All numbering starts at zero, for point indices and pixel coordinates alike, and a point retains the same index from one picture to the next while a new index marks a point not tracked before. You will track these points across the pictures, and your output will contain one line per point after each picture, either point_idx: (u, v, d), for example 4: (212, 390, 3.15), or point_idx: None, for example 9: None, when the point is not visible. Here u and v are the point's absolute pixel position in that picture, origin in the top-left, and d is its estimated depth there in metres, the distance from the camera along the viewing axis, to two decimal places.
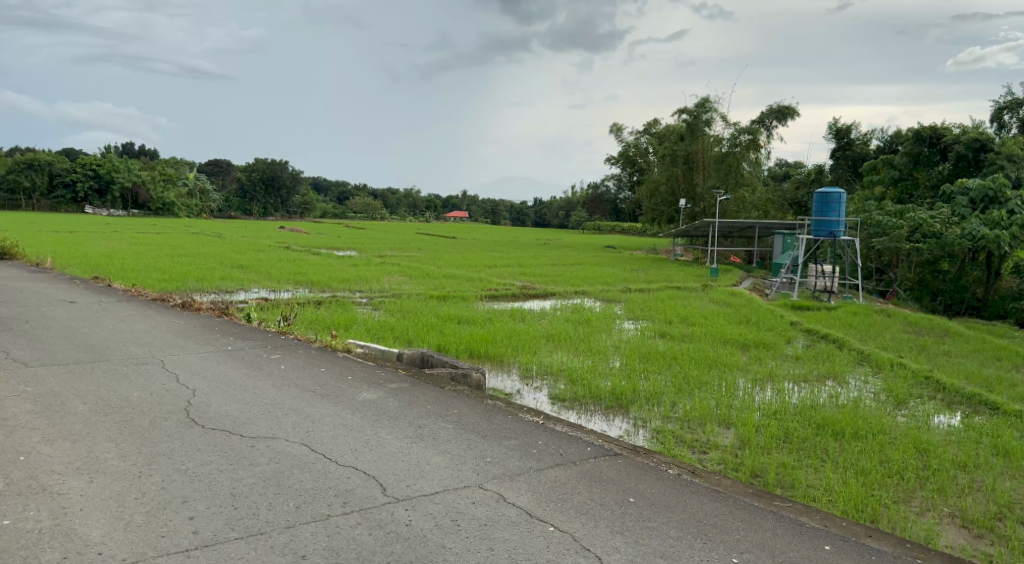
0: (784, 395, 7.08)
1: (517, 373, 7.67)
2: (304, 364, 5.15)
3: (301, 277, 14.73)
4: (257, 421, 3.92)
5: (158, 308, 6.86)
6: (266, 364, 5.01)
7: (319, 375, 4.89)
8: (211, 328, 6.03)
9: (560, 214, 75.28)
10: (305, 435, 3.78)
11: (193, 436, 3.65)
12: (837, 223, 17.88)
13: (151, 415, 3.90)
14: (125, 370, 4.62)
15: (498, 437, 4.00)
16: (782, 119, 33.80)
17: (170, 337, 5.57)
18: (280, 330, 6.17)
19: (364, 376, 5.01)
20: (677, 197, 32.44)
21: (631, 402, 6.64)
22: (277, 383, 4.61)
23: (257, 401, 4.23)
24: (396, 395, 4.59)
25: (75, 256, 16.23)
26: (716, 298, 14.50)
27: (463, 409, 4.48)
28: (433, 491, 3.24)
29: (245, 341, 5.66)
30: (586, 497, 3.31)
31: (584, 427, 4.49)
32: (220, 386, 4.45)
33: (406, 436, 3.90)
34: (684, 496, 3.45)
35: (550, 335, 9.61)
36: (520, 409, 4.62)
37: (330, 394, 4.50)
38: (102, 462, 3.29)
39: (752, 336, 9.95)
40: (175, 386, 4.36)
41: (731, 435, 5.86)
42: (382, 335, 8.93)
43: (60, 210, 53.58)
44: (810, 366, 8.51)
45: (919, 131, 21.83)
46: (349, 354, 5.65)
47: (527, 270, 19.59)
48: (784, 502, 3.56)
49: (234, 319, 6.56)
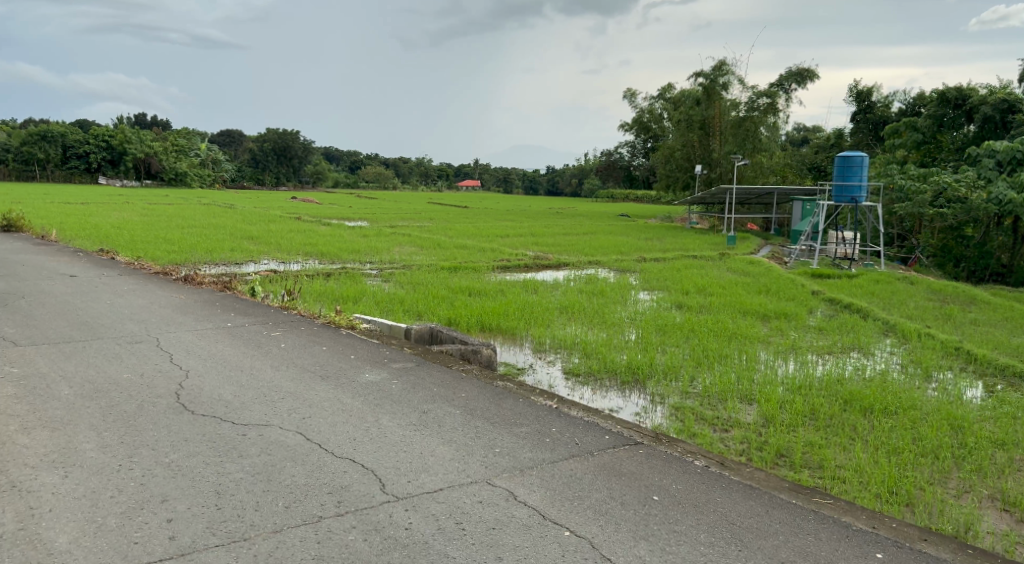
0: (807, 369, 6.82)
1: (529, 347, 7.46)
2: (306, 342, 4.94)
3: (311, 248, 14.53)
4: (251, 406, 3.72)
5: (159, 281, 6.68)
6: (266, 343, 4.80)
7: (321, 354, 4.68)
8: (211, 303, 5.84)
9: (574, 182, 74.53)
10: (300, 422, 3.58)
11: (181, 424, 3.46)
12: (859, 188, 17.37)
13: (138, 399, 3.72)
14: (117, 349, 4.43)
15: (509, 425, 3.78)
16: (801, 82, 33.00)
17: (168, 312, 5.39)
18: (283, 305, 5.97)
19: (368, 354, 4.81)
20: (693, 163, 31.84)
21: (647, 376, 6.42)
22: (276, 364, 4.40)
23: (253, 384, 4.04)
24: (400, 377, 4.38)
25: (84, 228, 16.15)
26: (732, 267, 14.18)
27: (471, 392, 4.26)
28: (436, 487, 3.03)
29: (246, 317, 5.47)
30: (606, 495, 3.09)
31: (601, 411, 4.27)
32: (215, 367, 4.26)
33: (410, 423, 3.69)
34: (713, 492, 3.22)
35: (563, 307, 9.37)
36: (532, 391, 4.40)
37: (330, 376, 4.29)
38: (80, 454, 3.11)
39: (772, 306, 9.68)
40: (167, 367, 4.18)
41: (754, 411, 5.63)
42: (392, 308, 8.75)
43: (74, 181, 53.72)
44: (834, 337, 8.25)
45: (943, 93, 21.26)
46: (353, 330, 5.44)
47: (540, 239, 19.28)
48: (821, 496, 3.32)
49: (238, 293, 6.37)
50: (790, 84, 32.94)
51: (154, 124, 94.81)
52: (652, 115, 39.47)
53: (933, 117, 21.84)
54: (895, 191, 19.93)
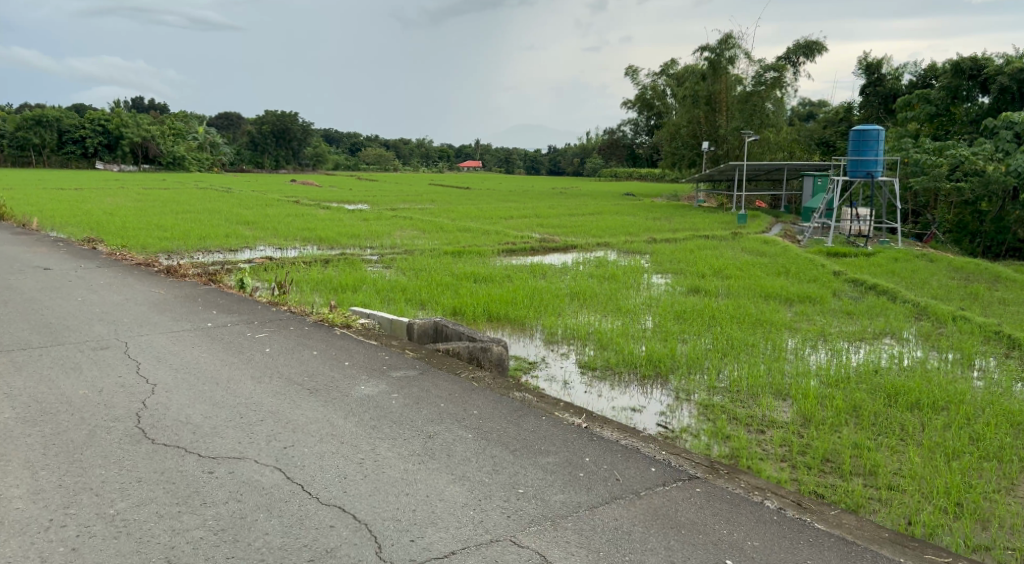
0: (841, 359, 6.32)
1: (540, 338, 6.98)
2: (295, 345, 4.48)
3: (309, 233, 14.05)
4: (222, 432, 3.28)
5: (140, 274, 6.21)
6: (249, 347, 4.34)
7: (311, 361, 4.22)
8: (192, 298, 5.36)
9: (575, 161, 73.80)
10: (279, 454, 3.13)
11: (135, 459, 3.02)
12: (875, 163, 16.77)
13: (90, 424, 3.28)
14: (77, 359, 3.99)
15: (532, 453, 3.31)
16: (809, 55, 32.18)
17: (143, 311, 4.93)
18: (272, 300, 5.49)
19: (363, 360, 4.33)
20: (699, 140, 31.17)
21: (669, 370, 5.95)
22: (258, 374, 3.94)
23: (228, 402, 3.59)
24: (402, 389, 3.91)
25: (75, 215, 15.71)
26: (747, 247, 13.65)
27: (482, 407, 3.78)
28: (447, 550, 2.57)
29: (229, 315, 5.00)
30: (662, 558, 2.62)
31: (637, 430, 3.81)
32: (186, 379, 3.81)
33: (413, 453, 3.22)
34: (800, 550, 2.75)
35: (574, 293, 8.86)
36: (555, 405, 3.93)
37: (320, 389, 3.83)
38: (8, 504, 2.66)
39: (794, 288, 9.15)
40: (130, 381, 3.74)
41: (789, 407, 5.16)
42: (393, 297, 8.26)
43: (71, 166, 53.07)
44: (864, 322, 7.74)
45: (958, 63, 20.50)
46: (348, 329, 4.96)
47: (546, 221, 18.80)
48: (931, 552, 2.86)
49: (223, 286, 5.89)
50: (798, 57, 32.11)
51: (152, 107, 94.12)
52: (655, 91, 38.68)
53: (947, 89, 21.12)
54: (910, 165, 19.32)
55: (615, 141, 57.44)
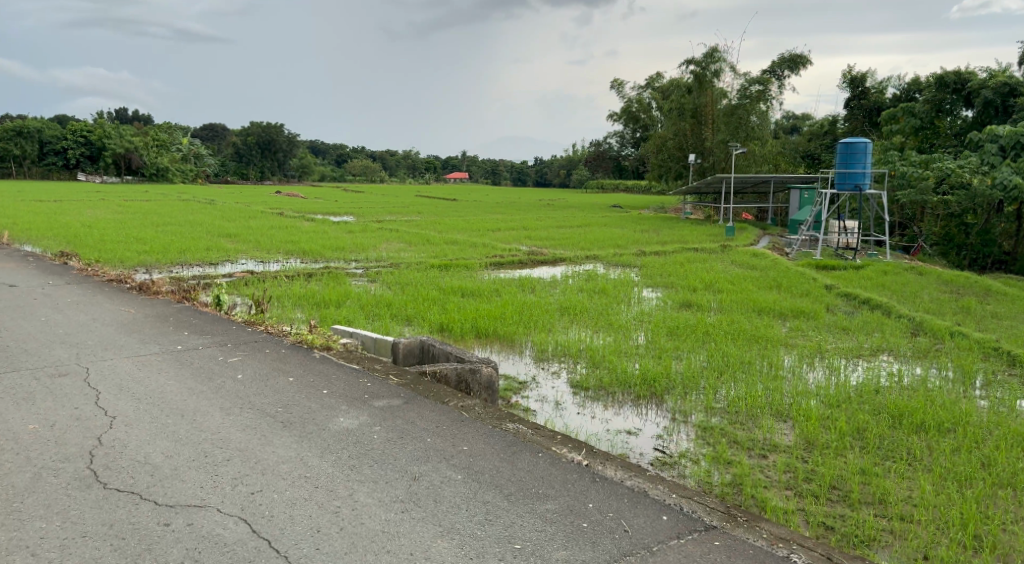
0: (840, 377, 6.14)
1: (530, 355, 6.76)
2: (270, 370, 4.23)
3: (292, 246, 13.77)
4: (182, 475, 3.03)
5: (110, 290, 5.95)
6: (220, 374, 4.09)
7: (286, 389, 3.97)
8: (163, 318, 5.10)
9: (562, 173, 73.82)
10: (245, 502, 2.88)
11: (82, 510, 2.77)
12: (863, 175, 16.73)
13: (36, 466, 3.03)
14: (31, 389, 3.74)
15: (529, 499, 3.07)
16: (794, 68, 32.37)
17: (109, 332, 4.67)
18: (248, 319, 5.23)
19: (343, 388, 4.08)
20: (685, 152, 31.20)
21: (665, 389, 5.74)
22: (227, 406, 3.69)
23: (192, 439, 3.34)
24: (385, 422, 3.66)
25: (52, 228, 15.34)
26: (737, 260, 13.52)
27: (473, 443, 3.54)
28: None
29: (201, 336, 4.74)
30: None
31: (639, 468, 3.58)
32: (148, 412, 3.57)
33: (396, 500, 2.98)
34: None
35: (564, 308, 8.63)
36: (551, 439, 3.70)
37: (295, 422, 3.59)
38: None
39: (787, 303, 8.99)
40: (86, 415, 3.50)
41: (790, 429, 4.97)
42: (377, 312, 7.99)
43: (52, 177, 52.38)
44: (861, 338, 7.58)
45: (941, 77, 20.61)
46: (328, 352, 4.70)
47: (533, 233, 18.64)
48: None
49: (197, 304, 5.63)
50: (783, 71, 32.28)
51: (136, 118, 93.45)
52: (641, 104, 38.79)
53: (931, 102, 21.22)
54: (897, 178, 19.34)
55: (602, 153, 57.51)
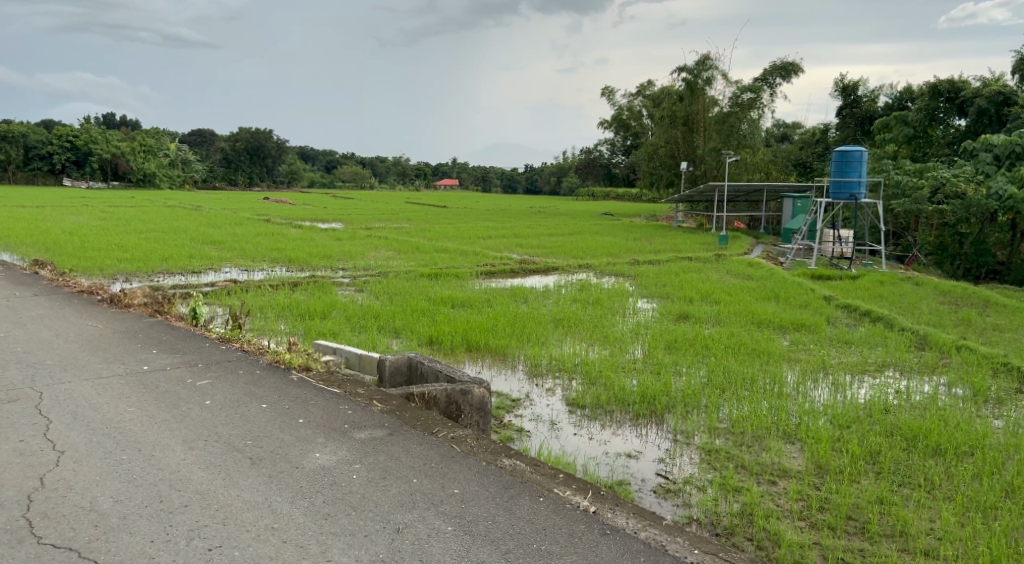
0: (848, 396, 5.92)
1: (523, 370, 6.50)
2: (242, 396, 3.95)
3: (279, 253, 13.43)
4: (132, 526, 2.74)
5: (79, 303, 5.65)
6: (186, 402, 3.80)
7: (258, 418, 3.68)
8: (132, 334, 4.83)
9: (552, 180, 73.64)
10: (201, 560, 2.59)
11: None
12: (858, 184, 16.58)
13: None
14: None
15: (532, 557, 2.76)
16: (785, 76, 32.35)
17: (71, 353, 4.39)
18: (223, 336, 4.93)
19: (321, 417, 3.79)
20: (677, 160, 31.06)
21: (665, 407, 5.47)
22: (191, 440, 3.40)
23: (147, 480, 3.05)
24: (366, 460, 3.35)
25: (31, 235, 14.95)
26: (732, 269, 13.32)
27: (463, 485, 3.24)
28: None
29: (170, 356, 4.46)
30: None
31: (648, 510, 3.30)
32: (102, 447, 3.28)
33: (376, 559, 2.67)
34: None
35: (557, 320, 8.36)
36: (551, 478, 3.41)
37: (265, 459, 3.29)
38: None
39: (787, 315, 8.77)
40: (32, 450, 3.21)
41: (799, 451, 4.74)
42: (363, 324, 7.69)
43: (38, 182, 51.68)
44: (865, 352, 7.37)
45: (935, 85, 20.54)
46: (307, 372, 4.41)
47: (525, 240, 18.39)
48: None
49: (170, 317, 5.33)
50: (775, 79, 32.25)
51: (124, 123, 92.74)
52: (632, 112, 38.69)
53: (924, 111, 21.15)
54: (892, 187, 19.22)
55: (592, 160, 57.40)
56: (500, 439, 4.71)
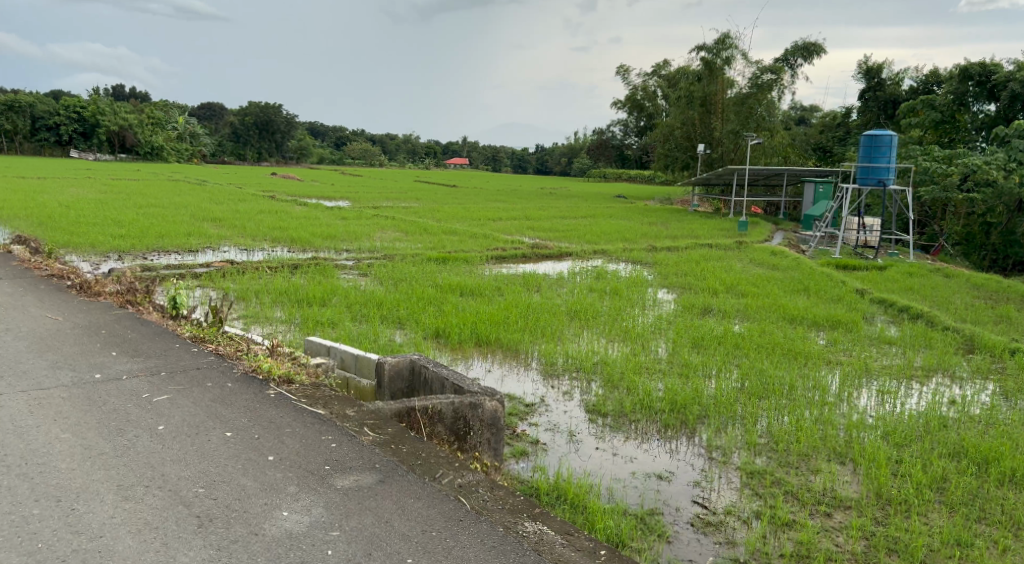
0: (898, 408, 5.35)
1: (537, 368, 5.95)
2: (203, 423, 3.42)
3: (280, 233, 12.87)
4: None
5: (42, 293, 5.19)
6: (134, 433, 3.28)
7: (216, 457, 3.14)
8: (90, 337, 4.35)
9: (563, 161, 72.65)
10: None
11: None
12: (887, 170, 15.87)
13: None
14: None
15: None
16: (808, 56, 31.33)
17: (14, 361, 3.91)
18: (198, 337, 4.47)
19: (296, 452, 3.25)
20: (693, 142, 30.17)
21: (698, 419, 4.91)
22: (127, 490, 2.86)
23: (60, 549, 2.50)
24: (346, 524, 2.78)
25: (26, 208, 14.44)
26: (754, 258, 12.67)
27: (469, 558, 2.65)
28: None
29: (127, 366, 3.97)
30: None
31: None
32: (13, 498, 2.75)
33: None
34: None
35: (573, 311, 7.79)
36: (578, 543, 2.83)
37: (216, 519, 2.74)
38: None
39: (821, 310, 8.16)
40: None
41: (854, 476, 4.17)
42: (365, 313, 7.12)
43: (45, 153, 51.06)
44: (910, 354, 6.78)
45: (965, 68, 19.58)
46: (289, 384, 3.92)
47: (536, 223, 17.79)
48: None
49: (143, 310, 4.88)
50: (796, 59, 31.28)
51: (132, 95, 92.05)
52: (646, 92, 37.70)
53: (953, 94, 20.22)
54: (920, 173, 18.44)
55: (604, 140, 56.47)
56: (513, 455, 4.16)
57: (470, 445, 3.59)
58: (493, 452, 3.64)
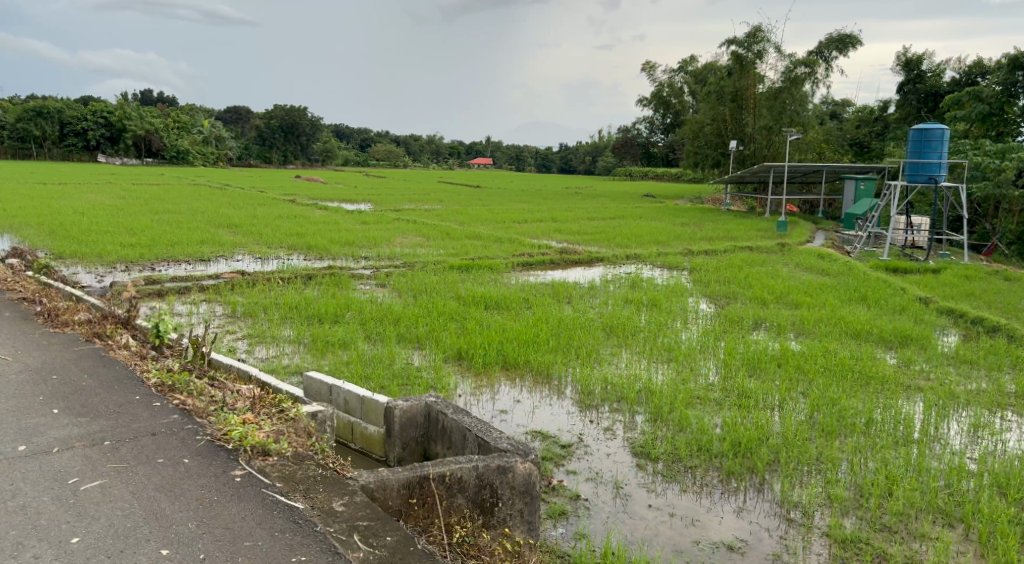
0: (1001, 447, 4.55)
1: (572, 397, 5.23)
2: (126, 531, 2.77)
3: (298, 239, 12.33)
4: None
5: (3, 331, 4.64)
6: (31, 552, 2.61)
7: None
8: (32, 397, 3.78)
9: (587, 160, 71.69)
10: None
11: None
12: (938, 166, 14.81)
13: None
14: None
15: None
16: (842, 48, 30.12)
17: None
18: (169, 390, 3.92)
19: None
20: (724, 139, 29.01)
21: (768, 464, 4.15)
22: None
23: None
24: None
25: (39, 215, 14.08)
26: (802, 262, 11.80)
27: None
28: None
29: (59, 442, 3.35)
30: None
31: None
32: None
33: None
34: None
35: (610, 326, 7.07)
36: None
37: None
38: None
39: (887, 323, 7.30)
40: None
41: (972, 544, 3.39)
42: (380, 331, 6.46)
43: (74, 158, 51.77)
44: (998, 377, 5.92)
45: (1016, 56, 18.41)
46: (265, 457, 3.30)
47: (563, 225, 17.08)
48: None
49: (116, 352, 4.37)
50: (831, 52, 30.08)
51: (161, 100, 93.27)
52: (673, 88, 36.61)
53: (1002, 85, 18.99)
54: (970, 169, 17.31)
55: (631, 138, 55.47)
56: (550, 516, 3.47)
57: (496, 519, 3.14)
58: (524, 528, 3.18)
